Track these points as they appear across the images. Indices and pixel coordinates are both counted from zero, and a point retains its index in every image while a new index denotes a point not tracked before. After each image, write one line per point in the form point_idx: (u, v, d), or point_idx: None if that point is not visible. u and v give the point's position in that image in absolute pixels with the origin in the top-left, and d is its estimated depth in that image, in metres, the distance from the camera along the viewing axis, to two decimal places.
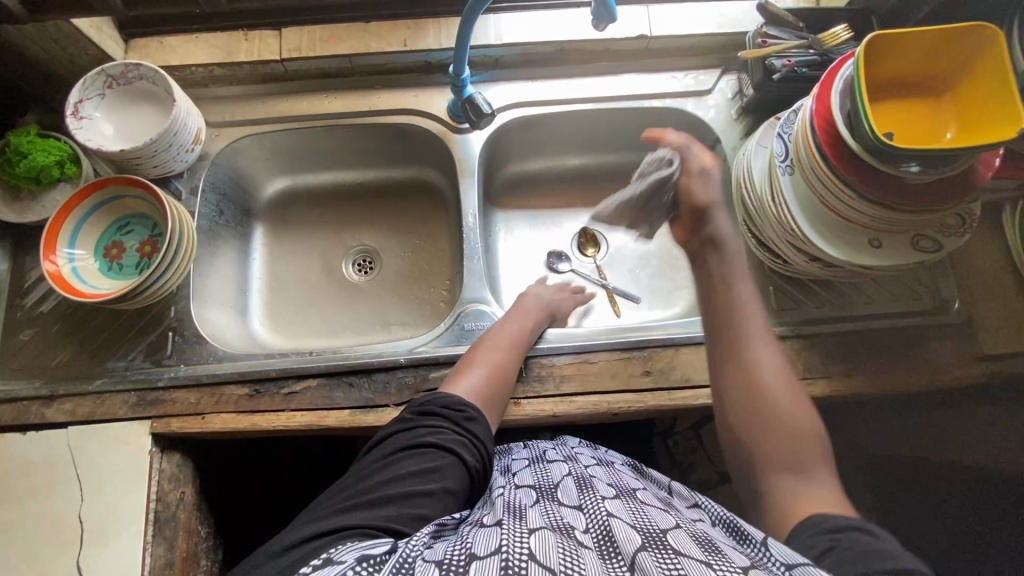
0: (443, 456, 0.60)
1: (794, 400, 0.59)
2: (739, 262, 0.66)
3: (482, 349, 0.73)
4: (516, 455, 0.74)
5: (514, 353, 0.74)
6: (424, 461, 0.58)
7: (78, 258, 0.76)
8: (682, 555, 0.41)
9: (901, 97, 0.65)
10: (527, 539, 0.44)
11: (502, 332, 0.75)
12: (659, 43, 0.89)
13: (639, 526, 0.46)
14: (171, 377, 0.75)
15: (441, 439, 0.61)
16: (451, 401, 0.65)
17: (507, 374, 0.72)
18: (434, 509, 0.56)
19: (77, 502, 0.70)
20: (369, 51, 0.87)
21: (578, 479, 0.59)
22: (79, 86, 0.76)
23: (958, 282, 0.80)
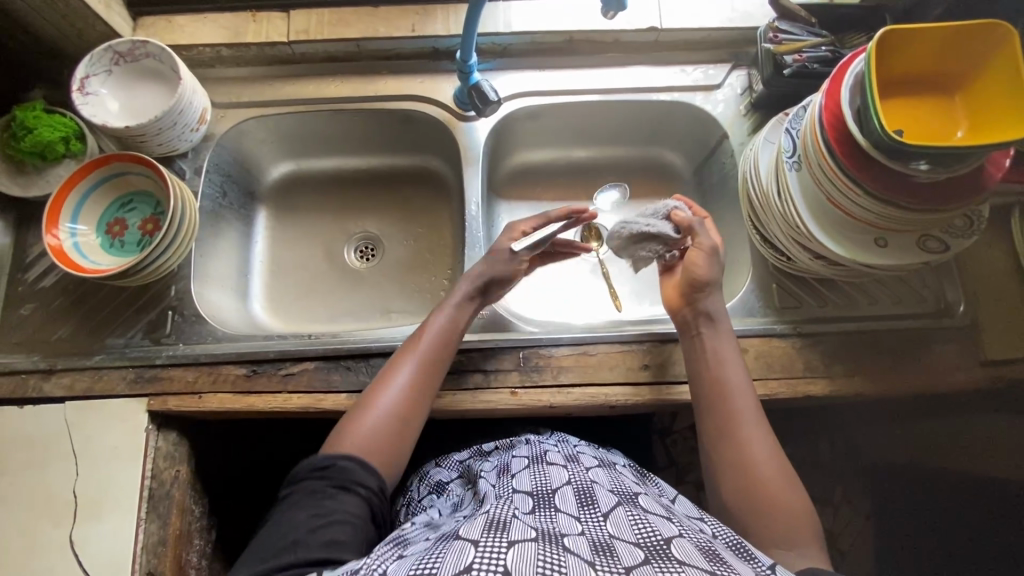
0: (338, 491, 0.58)
1: (783, 477, 0.61)
2: (729, 337, 0.68)
3: (403, 361, 0.68)
4: (513, 454, 0.71)
5: (437, 363, 0.68)
6: (321, 501, 0.56)
7: (80, 233, 0.76)
8: (686, 566, 0.43)
9: (911, 95, 0.64)
10: (505, 553, 0.43)
11: (425, 339, 0.69)
12: (669, 35, 0.88)
13: (642, 540, 0.48)
14: (169, 355, 0.75)
15: (333, 479, 0.58)
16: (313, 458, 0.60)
17: (430, 387, 0.67)
18: (350, 533, 0.54)
19: (71, 477, 0.70)
20: (377, 36, 0.86)
21: (578, 490, 0.59)
22: (85, 61, 0.76)
23: (964, 285, 0.79)
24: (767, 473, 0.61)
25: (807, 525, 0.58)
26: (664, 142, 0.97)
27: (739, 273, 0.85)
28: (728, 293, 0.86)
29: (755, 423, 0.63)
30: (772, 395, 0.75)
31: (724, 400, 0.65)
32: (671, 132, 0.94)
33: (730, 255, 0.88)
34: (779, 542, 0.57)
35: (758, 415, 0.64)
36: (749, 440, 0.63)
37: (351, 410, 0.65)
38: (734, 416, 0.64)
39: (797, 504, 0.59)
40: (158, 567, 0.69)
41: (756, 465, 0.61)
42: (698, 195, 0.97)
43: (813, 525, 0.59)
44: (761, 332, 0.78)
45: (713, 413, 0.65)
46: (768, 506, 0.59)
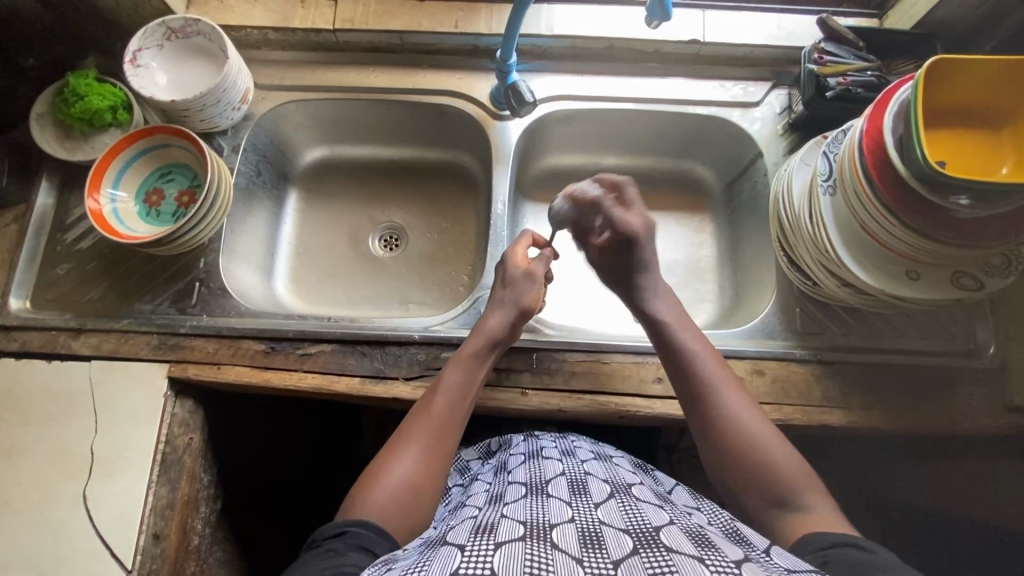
0: (351, 550, 0.51)
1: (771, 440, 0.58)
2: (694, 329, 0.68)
3: (419, 421, 0.63)
4: (512, 451, 0.72)
5: (453, 424, 0.64)
6: (331, 560, 0.49)
7: (120, 200, 0.79)
8: (673, 552, 0.42)
9: (957, 127, 0.63)
10: (492, 555, 0.42)
11: (440, 396, 0.65)
12: (711, 49, 0.87)
13: (631, 528, 0.47)
14: (192, 325, 0.77)
15: (350, 540, 0.52)
16: (332, 525, 0.54)
17: (446, 446, 0.62)
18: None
19: (90, 434, 0.72)
20: (420, 29, 0.87)
21: (572, 480, 0.59)
22: (139, 34, 0.79)
23: (995, 326, 0.77)
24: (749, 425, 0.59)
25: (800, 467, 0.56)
26: (696, 156, 0.96)
27: (762, 294, 0.84)
28: (748, 313, 0.85)
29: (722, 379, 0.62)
30: (787, 420, 0.73)
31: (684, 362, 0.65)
32: (705, 147, 0.94)
33: (754, 275, 0.87)
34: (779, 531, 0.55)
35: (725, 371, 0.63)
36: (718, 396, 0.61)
37: (363, 478, 0.59)
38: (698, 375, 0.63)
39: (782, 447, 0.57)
40: (164, 530, 0.70)
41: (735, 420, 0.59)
42: (726, 213, 0.96)
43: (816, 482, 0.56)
44: (780, 355, 0.76)
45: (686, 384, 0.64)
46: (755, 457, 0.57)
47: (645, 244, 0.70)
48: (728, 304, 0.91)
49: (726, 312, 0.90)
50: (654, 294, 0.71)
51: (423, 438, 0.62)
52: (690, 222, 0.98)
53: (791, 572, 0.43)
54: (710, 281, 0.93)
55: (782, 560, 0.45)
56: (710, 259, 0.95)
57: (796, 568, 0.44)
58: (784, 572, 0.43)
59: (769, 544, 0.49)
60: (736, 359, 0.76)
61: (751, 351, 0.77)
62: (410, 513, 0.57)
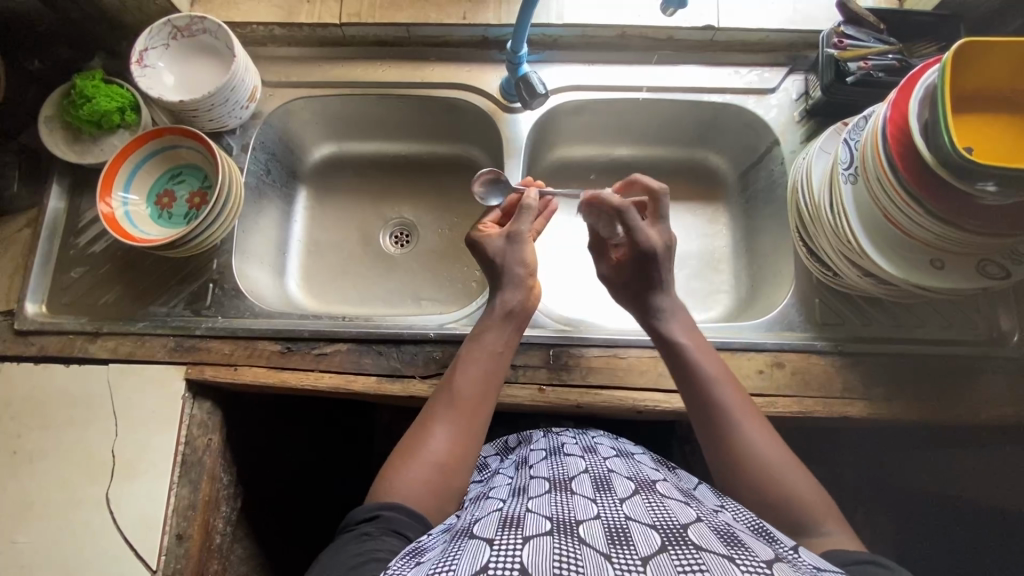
0: (384, 535, 0.52)
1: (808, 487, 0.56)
2: None
3: (445, 398, 0.62)
4: (533, 446, 0.72)
5: (482, 399, 0.62)
6: (364, 545, 0.51)
7: (131, 203, 0.79)
8: (703, 550, 0.42)
9: (983, 112, 0.61)
10: (520, 550, 0.41)
11: (467, 373, 0.63)
12: (725, 35, 0.85)
13: (659, 524, 0.46)
14: (208, 327, 0.77)
15: (384, 524, 0.53)
16: (363, 511, 0.54)
17: (476, 422, 0.61)
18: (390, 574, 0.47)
19: (111, 436, 0.72)
20: (428, 22, 0.86)
21: (595, 477, 0.58)
22: (145, 34, 0.78)
23: (1019, 314, 0.75)
24: (767, 450, 0.58)
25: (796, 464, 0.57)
26: (710, 145, 0.94)
27: (780, 285, 0.83)
28: (766, 305, 0.83)
29: (724, 378, 0.62)
30: (807, 413, 0.72)
31: (682, 363, 0.64)
32: (720, 135, 0.92)
33: (770, 266, 0.86)
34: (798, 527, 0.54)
35: (724, 368, 0.64)
36: (717, 394, 0.61)
37: (391, 459, 0.59)
38: (699, 381, 0.62)
39: (775, 441, 0.59)
40: (187, 530, 0.71)
41: (751, 447, 0.58)
42: (741, 201, 0.94)
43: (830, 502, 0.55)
44: (801, 347, 0.75)
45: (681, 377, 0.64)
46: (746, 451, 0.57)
47: (665, 262, 0.69)
48: (744, 294, 0.90)
49: (743, 303, 0.89)
50: (671, 314, 0.68)
51: (451, 414, 0.61)
52: (704, 211, 0.96)
53: (822, 573, 0.43)
54: (725, 272, 0.92)
55: (809, 559, 0.45)
56: (725, 250, 0.94)
57: (823, 567, 0.44)
58: (814, 571, 0.43)
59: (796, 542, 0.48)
60: (756, 352, 0.75)
61: (771, 344, 0.76)
62: (442, 493, 0.57)
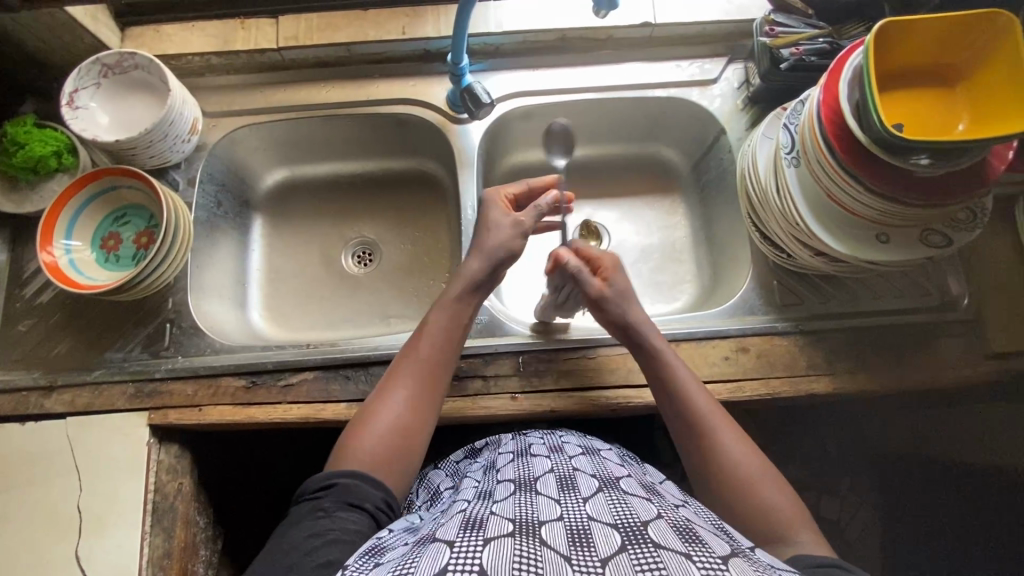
0: (339, 509, 0.54)
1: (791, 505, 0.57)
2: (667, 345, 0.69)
3: (406, 364, 0.65)
4: (500, 450, 0.72)
5: (440, 364, 0.66)
6: (319, 521, 0.52)
7: (74, 249, 0.76)
8: (661, 547, 0.42)
9: (910, 84, 0.63)
10: (480, 550, 0.41)
11: (427, 339, 0.66)
12: (663, 30, 0.86)
13: (619, 522, 0.46)
14: (168, 369, 0.75)
15: (338, 497, 0.55)
16: (320, 479, 0.57)
17: (435, 386, 0.65)
18: (346, 553, 0.49)
19: (75, 492, 0.70)
20: (367, 40, 0.85)
21: (559, 477, 0.58)
22: (74, 75, 0.76)
23: (966, 277, 0.78)
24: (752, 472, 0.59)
25: (766, 466, 0.60)
26: (661, 138, 0.96)
27: (738, 271, 0.85)
28: (727, 292, 0.85)
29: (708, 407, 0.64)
30: (775, 393, 0.74)
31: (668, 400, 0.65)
32: (670, 129, 0.93)
33: (729, 253, 0.88)
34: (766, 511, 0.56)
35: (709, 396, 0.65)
36: (693, 400, 0.64)
37: (352, 422, 0.62)
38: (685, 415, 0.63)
39: (745, 445, 0.61)
40: None
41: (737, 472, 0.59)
42: (695, 191, 0.96)
43: (802, 509, 0.57)
44: (764, 330, 0.77)
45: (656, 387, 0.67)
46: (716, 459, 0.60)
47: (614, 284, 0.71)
48: (707, 283, 0.92)
49: (706, 290, 0.91)
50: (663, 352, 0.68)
51: (411, 378, 0.64)
52: (661, 204, 0.98)
53: (775, 568, 0.44)
54: (687, 262, 0.94)
55: (765, 556, 0.46)
56: (685, 240, 0.95)
57: (777, 564, 0.45)
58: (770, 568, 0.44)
59: (753, 543, 0.48)
60: (721, 339, 0.76)
61: (734, 330, 0.77)
62: (404, 452, 0.60)
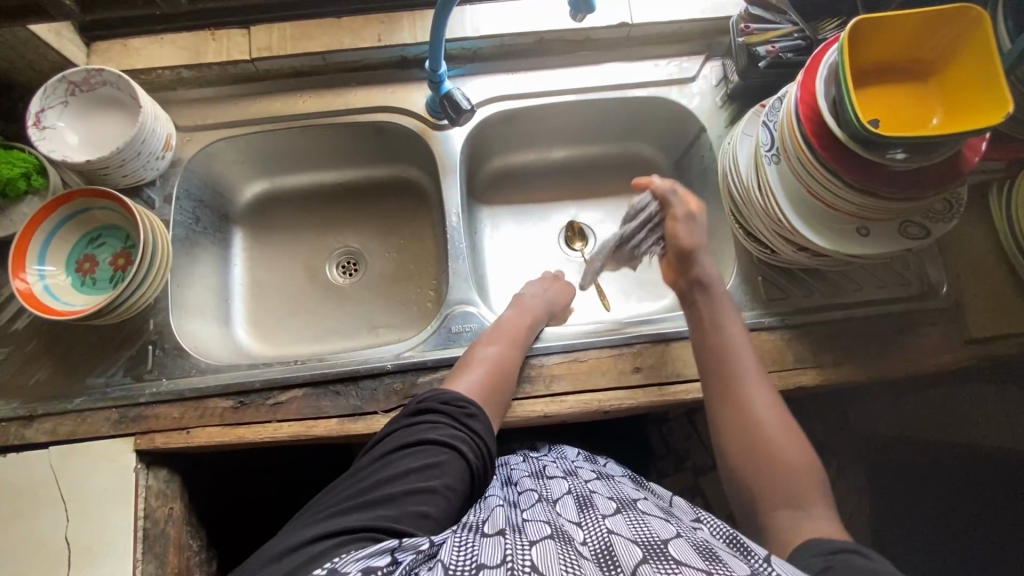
0: (444, 453, 0.61)
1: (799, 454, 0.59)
2: (723, 295, 0.71)
3: (494, 333, 0.74)
4: (514, 468, 0.74)
5: (523, 339, 0.75)
6: (423, 459, 0.60)
7: (49, 275, 0.74)
8: (683, 565, 0.43)
9: (884, 79, 0.64)
10: (530, 551, 0.46)
11: (515, 315, 0.77)
12: (640, 30, 0.86)
13: (640, 539, 0.48)
14: (153, 392, 0.74)
15: (444, 437, 0.62)
16: (449, 398, 0.65)
17: (517, 354, 0.73)
18: (436, 506, 0.57)
19: (62, 523, 0.68)
20: (342, 48, 0.84)
21: (578, 497, 0.60)
22: (39, 94, 0.73)
23: (944, 265, 0.80)
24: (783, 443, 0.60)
25: (791, 427, 0.61)
26: (642, 137, 0.96)
27: (724, 267, 0.85)
28: None
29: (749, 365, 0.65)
30: None
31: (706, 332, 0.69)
32: (650, 128, 0.94)
33: (713, 250, 0.89)
34: (784, 500, 0.57)
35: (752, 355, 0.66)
36: (736, 356, 0.66)
37: (451, 370, 0.72)
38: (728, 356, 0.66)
39: (779, 411, 0.62)
40: None
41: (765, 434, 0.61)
42: (678, 189, 0.97)
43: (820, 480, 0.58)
44: (750, 326, 0.78)
45: (693, 321, 0.71)
46: (747, 412, 0.62)
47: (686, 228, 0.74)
48: None
49: None
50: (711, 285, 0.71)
51: (500, 342, 0.73)
52: None
53: None
54: None
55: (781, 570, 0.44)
56: None
57: None
58: None
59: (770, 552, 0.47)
60: None
61: None
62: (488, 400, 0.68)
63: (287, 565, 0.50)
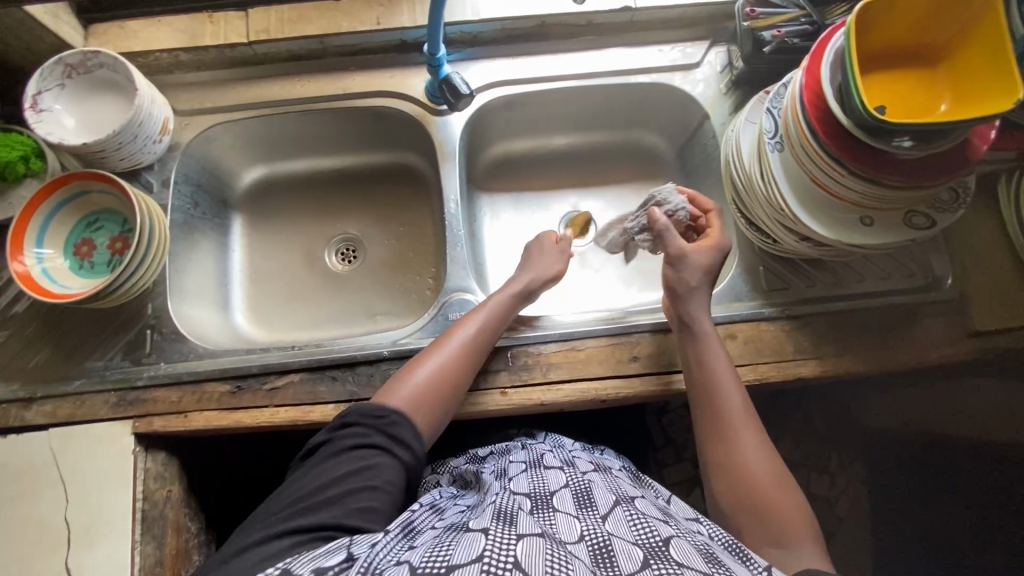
0: (376, 456, 0.60)
1: (795, 510, 0.59)
2: (711, 339, 0.68)
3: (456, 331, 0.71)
4: (511, 458, 0.71)
5: (484, 342, 0.72)
6: (355, 462, 0.59)
7: (47, 258, 0.74)
8: (686, 567, 0.44)
9: (891, 66, 0.63)
10: (515, 544, 0.45)
11: (481, 317, 0.73)
12: (644, 15, 0.85)
13: (641, 540, 0.49)
14: (151, 376, 0.74)
15: (373, 443, 0.61)
16: (368, 409, 0.64)
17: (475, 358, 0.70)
18: (381, 500, 0.58)
19: (61, 504, 0.69)
20: (341, 31, 0.83)
21: (576, 491, 0.59)
22: (36, 76, 0.73)
23: (950, 257, 0.78)
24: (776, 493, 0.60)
25: (786, 480, 0.61)
26: (644, 124, 0.94)
27: (726, 257, 0.84)
28: (715, 277, 0.85)
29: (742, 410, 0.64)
30: (763, 378, 0.74)
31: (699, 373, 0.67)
32: (652, 115, 0.92)
33: None
34: (769, 540, 0.58)
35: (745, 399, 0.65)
36: (723, 406, 0.65)
37: (396, 373, 0.69)
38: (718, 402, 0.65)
39: (768, 453, 0.62)
40: None
41: (756, 483, 0.60)
42: (681, 177, 0.95)
43: (813, 527, 0.58)
44: (751, 316, 0.77)
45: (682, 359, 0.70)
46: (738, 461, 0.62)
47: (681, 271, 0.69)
48: None
49: None
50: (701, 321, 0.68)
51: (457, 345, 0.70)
52: (647, 191, 0.97)
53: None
54: None
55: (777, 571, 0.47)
56: None
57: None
58: None
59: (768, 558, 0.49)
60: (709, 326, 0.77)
61: (721, 317, 0.77)
62: (430, 407, 0.66)
63: (249, 559, 0.51)
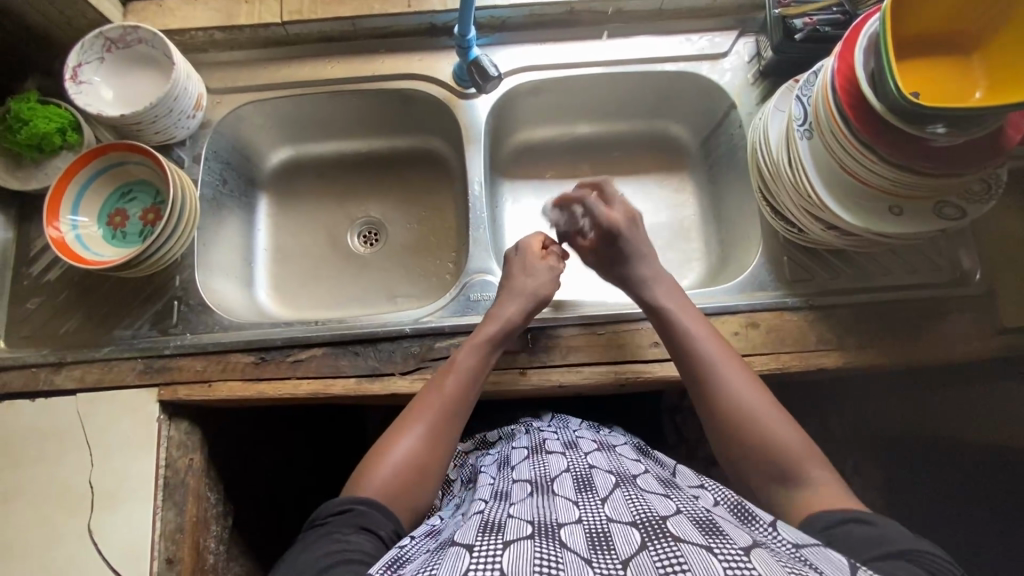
0: (355, 532, 0.54)
1: (794, 442, 0.57)
2: (688, 309, 0.68)
3: (430, 396, 0.65)
4: (514, 445, 0.72)
5: (464, 401, 0.66)
6: (334, 542, 0.52)
7: (81, 225, 0.76)
8: (682, 542, 0.42)
9: (925, 53, 0.62)
10: (500, 555, 0.42)
11: (453, 377, 0.66)
12: (673, 3, 0.85)
13: (638, 519, 0.46)
14: (177, 345, 0.75)
15: (352, 522, 0.55)
16: (338, 504, 0.57)
17: (455, 423, 0.64)
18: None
19: (86, 467, 0.70)
20: (372, 13, 0.84)
21: (576, 476, 0.58)
22: (77, 49, 0.75)
23: (979, 253, 0.77)
24: (773, 428, 0.58)
25: (780, 414, 0.59)
26: (669, 115, 0.95)
27: (749, 247, 0.84)
28: (737, 267, 0.85)
29: (722, 357, 0.63)
30: (785, 368, 0.74)
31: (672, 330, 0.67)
32: (677, 104, 0.92)
33: (737, 231, 0.87)
34: (777, 476, 0.56)
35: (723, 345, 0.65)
36: (701, 353, 0.64)
37: (369, 452, 0.62)
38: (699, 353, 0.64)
39: (755, 388, 0.61)
40: (176, 554, 0.69)
41: (750, 421, 0.59)
42: (705, 169, 0.95)
43: (815, 450, 0.57)
44: (773, 306, 0.77)
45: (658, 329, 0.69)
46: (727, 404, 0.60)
47: (633, 234, 0.73)
48: (715, 261, 0.91)
49: (715, 268, 0.90)
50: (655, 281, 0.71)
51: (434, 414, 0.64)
52: (670, 182, 0.97)
53: (798, 549, 0.45)
54: (696, 240, 0.93)
55: (788, 536, 0.47)
56: (694, 218, 0.95)
57: (801, 542, 0.46)
58: (793, 550, 0.45)
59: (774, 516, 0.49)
60: (731, 314, 0.76)
61: (743, 305, 0.77)
62: (407, 494, 0.59)
63: None
